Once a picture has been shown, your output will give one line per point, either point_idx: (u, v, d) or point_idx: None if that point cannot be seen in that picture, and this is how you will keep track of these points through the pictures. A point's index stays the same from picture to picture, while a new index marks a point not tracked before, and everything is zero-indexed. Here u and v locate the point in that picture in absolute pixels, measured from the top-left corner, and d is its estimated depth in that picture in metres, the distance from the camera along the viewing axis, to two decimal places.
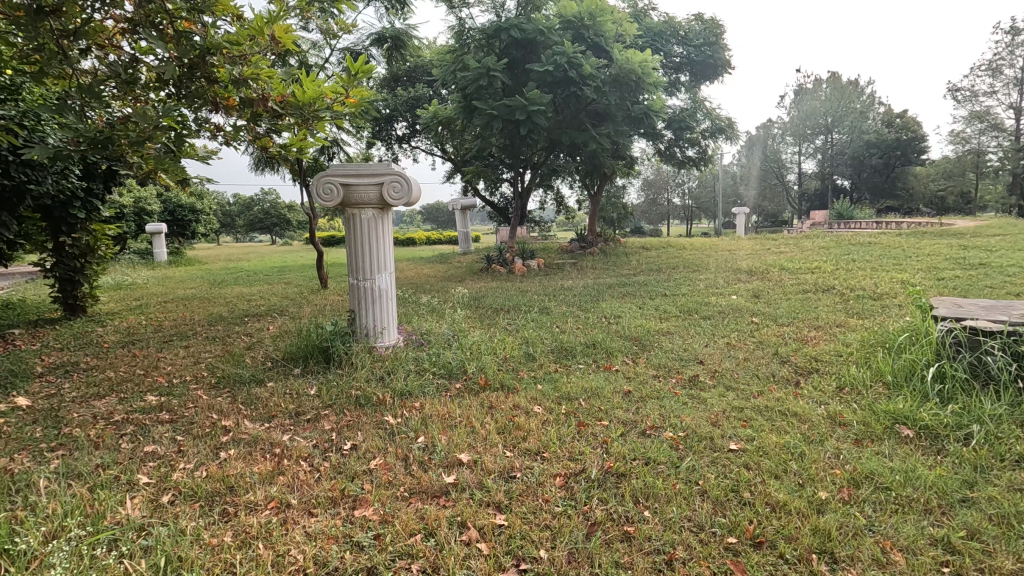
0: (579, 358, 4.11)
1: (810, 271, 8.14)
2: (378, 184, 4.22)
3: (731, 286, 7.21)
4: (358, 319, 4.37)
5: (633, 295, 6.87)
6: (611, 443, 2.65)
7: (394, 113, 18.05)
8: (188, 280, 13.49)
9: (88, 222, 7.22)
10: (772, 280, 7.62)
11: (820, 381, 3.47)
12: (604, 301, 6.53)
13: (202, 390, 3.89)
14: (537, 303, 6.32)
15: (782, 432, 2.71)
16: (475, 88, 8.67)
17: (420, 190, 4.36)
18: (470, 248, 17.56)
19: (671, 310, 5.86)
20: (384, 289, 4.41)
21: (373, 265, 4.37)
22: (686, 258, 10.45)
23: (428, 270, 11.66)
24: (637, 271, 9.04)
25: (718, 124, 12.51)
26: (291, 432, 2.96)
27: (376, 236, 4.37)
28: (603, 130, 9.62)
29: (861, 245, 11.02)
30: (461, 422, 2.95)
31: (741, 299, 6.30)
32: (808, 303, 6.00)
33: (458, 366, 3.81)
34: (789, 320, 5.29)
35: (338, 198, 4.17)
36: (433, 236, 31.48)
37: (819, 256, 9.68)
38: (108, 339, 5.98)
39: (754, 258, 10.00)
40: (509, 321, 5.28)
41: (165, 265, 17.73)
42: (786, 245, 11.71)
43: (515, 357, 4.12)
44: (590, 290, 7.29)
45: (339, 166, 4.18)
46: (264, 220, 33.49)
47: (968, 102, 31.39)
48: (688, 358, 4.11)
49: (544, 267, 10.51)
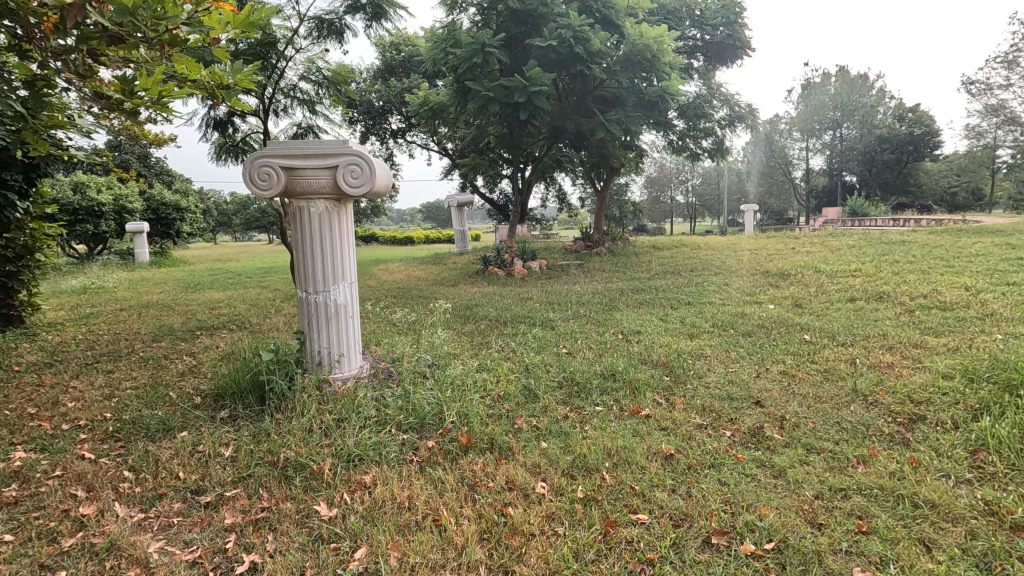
0: (596, 398, 3.11)
1: (850, 274, 7.16)
2: (329, 167, 3.20)
3: (764, 292, 6.22)
4: (309, 345, 3.39)
5: (651, 303, 5.88)
6: (660, 567, 1.67)
7: (387, 105, 17.11)
8: (162, 283, 12.51)
9: (23, 219, 6.12)
10: (809, 284, 6.62)
11: (941, 440, 2.47)
12: (618, 311, 5.53)
13: (88, 444, 2.87)
14: (540, 315, 5.32)
15: (932, 548, 1.72)
16: (468, 67, 7.66)
17: (385, 176, 3.34)
18: (467, 248, 16.53)
19: (700, 324, 4.86)
20: (342, 305, 3.43)
21: (327, 274, 3.37)
22: (703, 259, 9.48)
23: (420, 272, 10.67)
24: (651, 274, 8.05)
25: (737, 112, 11.45)
26: (169, 534, 1.97)
27: (329, 238, 3.35)
28: (612, 116, 8.62)
29: (893, 243, 10.04)
30: (427, 518, 1.96)
31: (781, 310, 5.30)
32: (864, 314, 5.00)
33: (433, 414, 2.80)
34: (850, 337, 4.29)
35: (279, 188, 3.19)
36: (431, 236, 30.52)
37: (852, 256, 8.72)
38: (22, 359, 4.97)
39: (779, 258, 9.02)
40: (506, 342, 4.27)
41: (145, 267, 16.76)
42: (810, 243, 10.74)
43: (512, 397, 3.11)
44: (601, 297, 6.31)
45: (277, 144, 3.18)
46: (259, 219, 32.56)
47: (984, 96, 30.35)
48: (740, 398, 3.09)
49: (546, 269, 9.52)
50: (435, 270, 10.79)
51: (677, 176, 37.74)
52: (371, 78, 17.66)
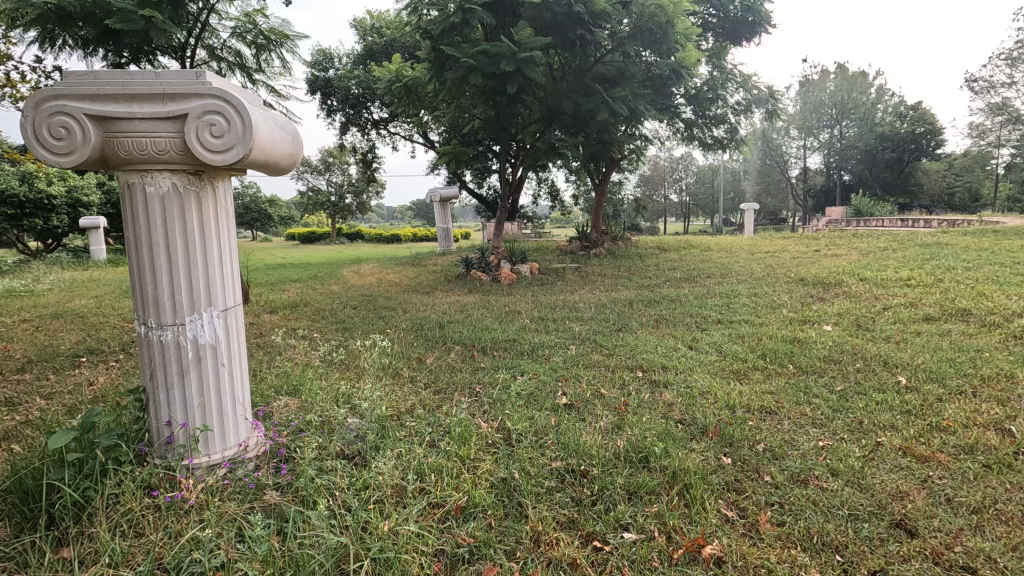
0: (624, 514, 1.83)
1: (903, 282, 5.93)
2: (168, 114, 1.87)
3: (809, 308, 5.00)
4: (153, 414, 2.08)
5: (672, 323, 4.63)
6: None
7: (366, 92, 15.80)
8: (105, 285, 11.04)
9: None
10: (859, 296, 5.40)
11: None
12: (632, 335, 4.27)
13: None
14: (531, 342, 4.06)
15: None
16: (445, 29, 6.38)
17: (268, 136, 2.05)
18: (452, 247, 15.21)
19: (748, 356, 3.60)
20: (209, 348, 2.10)
21: (184, 294, 2.03)
22: (718, 262, 8.23)
23: (395, 276, 9.33)
24: (662, 281, 6.80)
25: (755, 96, 10.22)
26: None
27: (182, 236, 2.01)
28: (617, 93, 7.36)
29: (928, 246, 8.87)
30: None
31: (844, 336, 4.06)
32: (957, 342, 3.78)
33: (331, 569, 1.53)
34: (966, 382, 3.04)
35: (86, 151, 1.87)
36: (418, 233, 29.21)
37: (892, 260, 7.52)
38: None
39: (806, 262, 7.79)
40: (483, 393, 3.00)
41: (99, 264, 15.16)
42: (833, 246, 9.54)
43: (482, 512, 1.84)
44: (607, 313, 5.06)
45: (82, 75, 1.85)
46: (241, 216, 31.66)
47: (987, 93, 29.43)
48: (867, 514, 1.83)
49: (537, 272, 8.25)
50: (413, 273, 9.47)
51: (671, 174, 36.67)
52: (351, 63, 16.25)
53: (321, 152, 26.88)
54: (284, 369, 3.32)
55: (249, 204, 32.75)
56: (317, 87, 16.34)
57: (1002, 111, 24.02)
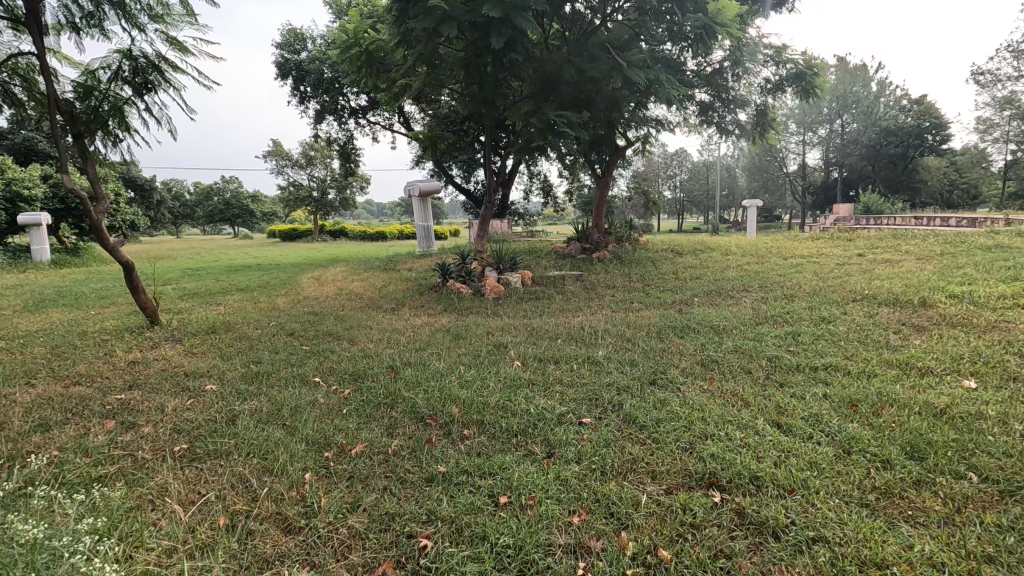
0: None
1: (1011, 302, 4.45)
2: None
3: (916, 345, 3.52)
4: None
5: (730, 374, 3.14)
6: None
7: (340, 75, 14.18)
8: (22, 293, 9.34)
9: None
10: (968, 324, 3.92)
11: None
12: (679, 399, 2.77)
13: None
14: (519, 419, 2.56)
15: None
16: None
17: None
18: (432, 249, 13.61)
19: (890, 452, 2.13)
20: None
21: None
22: (749, 270, 6.73)
23: (358, 285, 7.75)
24: (687, 298, 5.33)
25: (788, 72, 8.74)
26: None
27: None
28: (633, 57, 5.88)
29: (992, 249, 7.43)
30: None
31: (1015, 402, 2.58)
32: None
33: None
34: None
35: None
36: (402, 230, 27.57)
37: (968, 268, 6.04)
38: None
39: (858, 271, 6.32)
40: None
41: (39, 264, 13.25)
42: (877, 250, 8.07)
43: None
44: (626, 352, 3.56)
45: None
46: (225, 212, 30.70)
47: (992, 86, 28.24)
48: None
49: (529, 282, 6.73)
50: (381, 281, 7.92)
51: (666, 169, 35.39)
52: (324, 44, 14.65)
53: (301, 144, 25.18)
54: (77, 507, 1.81)
55: (227, 200, 30.90)
56: (286, 71, 14.73)
57: (1013, 103, 22.75)
